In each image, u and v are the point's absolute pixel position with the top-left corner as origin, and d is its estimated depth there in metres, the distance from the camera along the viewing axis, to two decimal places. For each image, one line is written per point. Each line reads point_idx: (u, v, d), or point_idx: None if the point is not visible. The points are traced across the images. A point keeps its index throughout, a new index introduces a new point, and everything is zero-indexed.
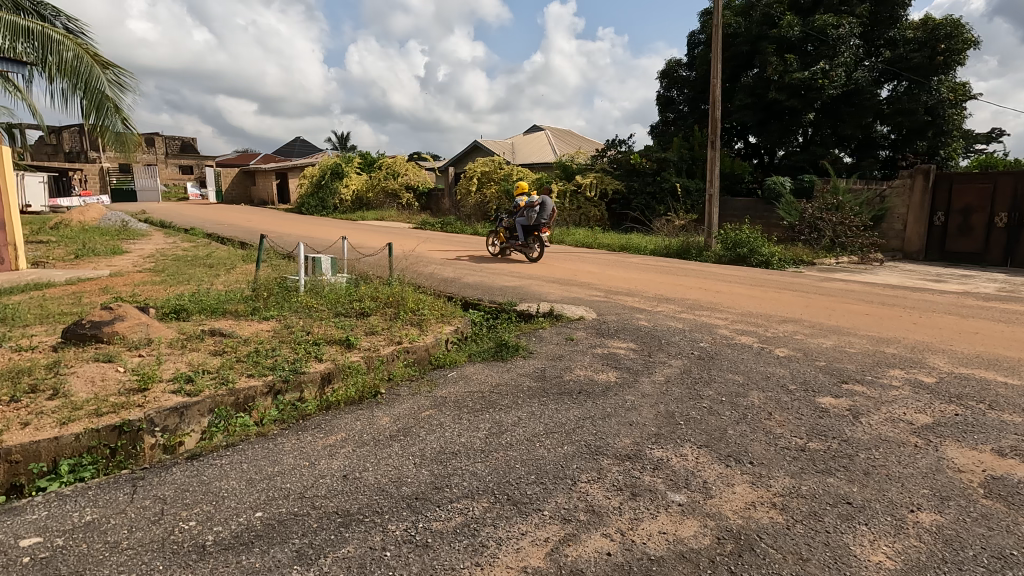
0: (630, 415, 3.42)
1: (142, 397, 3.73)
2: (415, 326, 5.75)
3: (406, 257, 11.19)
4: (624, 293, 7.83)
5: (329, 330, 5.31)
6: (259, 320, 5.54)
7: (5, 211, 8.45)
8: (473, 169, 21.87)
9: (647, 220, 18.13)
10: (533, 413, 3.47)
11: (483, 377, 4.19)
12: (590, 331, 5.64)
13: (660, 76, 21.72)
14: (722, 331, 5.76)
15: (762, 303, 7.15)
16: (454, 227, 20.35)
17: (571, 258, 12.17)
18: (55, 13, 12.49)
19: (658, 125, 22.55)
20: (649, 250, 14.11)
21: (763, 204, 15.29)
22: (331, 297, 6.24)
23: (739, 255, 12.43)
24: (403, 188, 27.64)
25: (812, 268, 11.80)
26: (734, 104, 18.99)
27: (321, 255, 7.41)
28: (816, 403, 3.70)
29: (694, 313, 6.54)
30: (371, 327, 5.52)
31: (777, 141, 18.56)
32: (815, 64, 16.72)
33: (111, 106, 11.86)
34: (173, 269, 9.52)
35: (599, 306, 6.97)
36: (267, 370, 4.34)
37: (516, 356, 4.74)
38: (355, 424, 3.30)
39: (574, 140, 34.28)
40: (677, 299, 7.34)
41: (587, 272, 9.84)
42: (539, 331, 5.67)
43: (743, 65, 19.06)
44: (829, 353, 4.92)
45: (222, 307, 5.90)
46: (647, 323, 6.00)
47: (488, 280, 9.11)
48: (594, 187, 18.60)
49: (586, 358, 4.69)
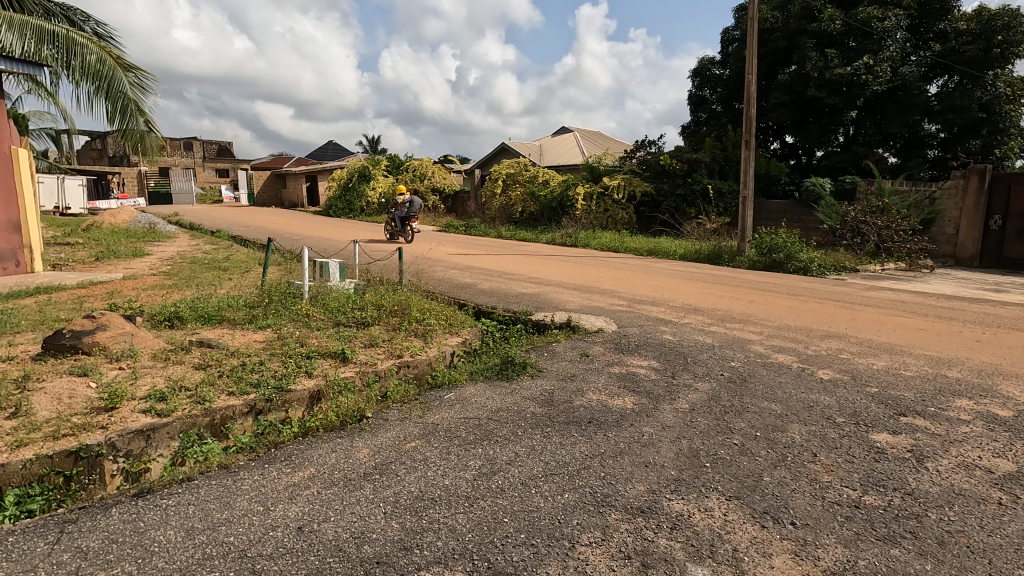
0: (646, 453, 2.92)
1: (109, 416, 3.42)
2: (418, 339, 5.35)
3: (422, 262, 10.83)
4: (648, 302, 7.27)
5: (324, 341, 4.94)
6: (253, 330, 5.21)
7: (19, 214, 8.39)
8: (498, 171, 21.49)
9: (677, 223, 17.41)
10: (533, 448, 3.00)
11: (483, 401, 3.74)
12: (608, 346, 5.12)
13: (691, 74, 20.98)
14: (756, 347, 5.17)
15: (802, 316, 6.50)
16: (477, 230, 19.99)
17: (596, 264, 11.62)
18: (84, 19, 12.67)
19: (690, 125, 21.76)
20: (678, 255, 13.45)
21: (801, 206, 14.45)
22: (332, 305, 5.88)
23: (775, 260, 11.68)
24: (429, 190, 27.46)
25: (855, 275, 10.99)
26: (770, 102, 18.12)
27: (328, 259, 7.05)
28: (869, 441, 3.13)
29: (725, 327, 5.95)
30: (371, 339, 5.12)
31: (816, 140, 17.62)
32: (858, 59, 15.77)
33: (135, 108, 11.93)
34: (186, 273, 9.33)
35: (620, 317, 6.44)
36: (249, 387, 3.99)
37: (524, 375, 4.27)
38: (329, 458, 2.89)
39: (603, 141, 33.60)
40: (707, 310, 6.74)
41: (609, 278, 9.33)
42: (552, 346, 5.19)
43: (780, 61, 18.18)
44: (881, 378, 4.29)
45: (220, 315, 5.59)
46: (673, 338, 5.45)
47: (506, 286, 8.67)
48: (621, 189, 17.98)
49: (601, 380, 4.18)
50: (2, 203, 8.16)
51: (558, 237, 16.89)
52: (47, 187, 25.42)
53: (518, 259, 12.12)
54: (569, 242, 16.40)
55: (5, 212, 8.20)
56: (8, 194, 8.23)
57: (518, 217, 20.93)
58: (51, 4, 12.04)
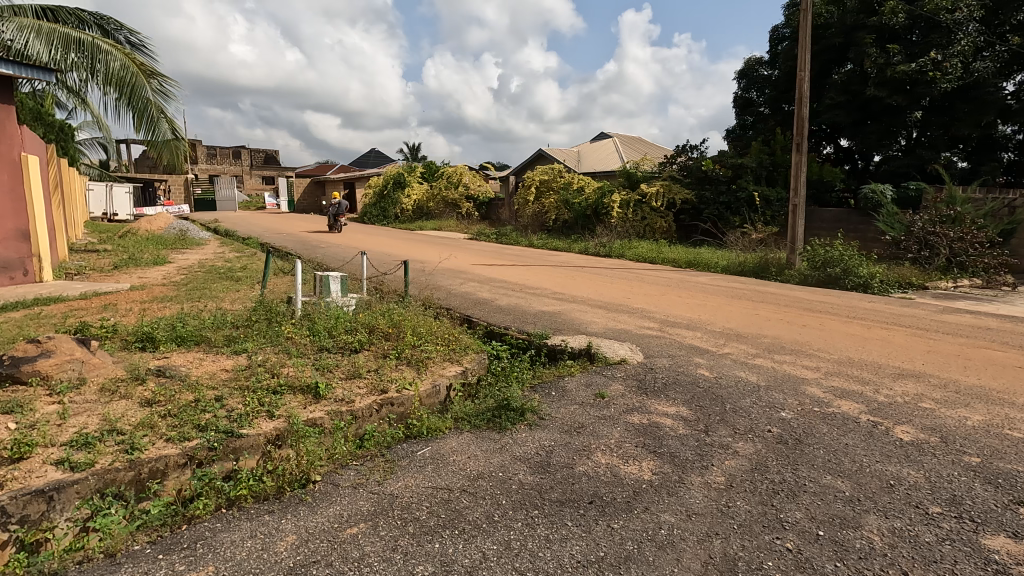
0: (660, 563, 2.14)
1: (11, 471, 2.85)
2: (410, 369, 4.67)
3: (441, 275, 10.20)
4: (682, 325, 6.39)
5: (298, 372, 4.31)
6: (226, 356, 4.65)
7: (29, 222, 8.21)
8: (531, 178, 20.82)
9: (720, 232, 16.27)
10: (508, 545, 2.25)
11: (462, 461, 3.01)
12: (629, 384, 4.30)
13: (738, 76, 19.87)
14: (812, 390, 4.25)
15: (866, 347, 5.50)
16: (509, 238, 19.32)
17: (629, 277, 10.75)
18: (117, 28, 12.73)
19: (736, 129, 20.57)
20: (720, 268, 12.40)
21: (859, 214, 13.20)
22: (320, 326, 5.25)
23: (830, 275, 10.53)
24: (463, 197, 27.05)
25: (924, 293, 9.76)
26: (823, 103, 16.81)
27: (330, 273, 6.44)
28: (981, 551, 2.23)
29: (775, 361, 5.01)
30: (354, 369, 4.48)
31: (874, 144, 16.25)
32: (923, 55, 14.38)
33: (157, 116, 11.79)
34: (196, 284, 9.00)
35: (648, 344, 5.59)
36: (194, 431, 3.39)
37: (520, 424, 3.50)
38: (238, 551, 2.23)
39: (643, 147, 32.53)
40: (752, 338, 5.80)
41: (641, 295, 8.48)
42: (562, 382, 4.41)
43: (835, 59, 16.79)
44: (983, 442, 3.30)
45: (197, 336, 5.09)
46: (709, 374, 4.57)
47: (526, 303, 7.94)
48: (660, 197, 16.95)
49: (614, 433, 3.37)
50: (11, 212, 7.96)
51: (592, 246, 16.02)
52: (97, 194, 26.31)
53: (545, 271, 11.37)
54: (603, 252, 15.52)
55: (14, 220, 8.01)
56: (16, 203, 8.04)
57: (551, 225, 20.13)
58: (85, 14, 12.11)
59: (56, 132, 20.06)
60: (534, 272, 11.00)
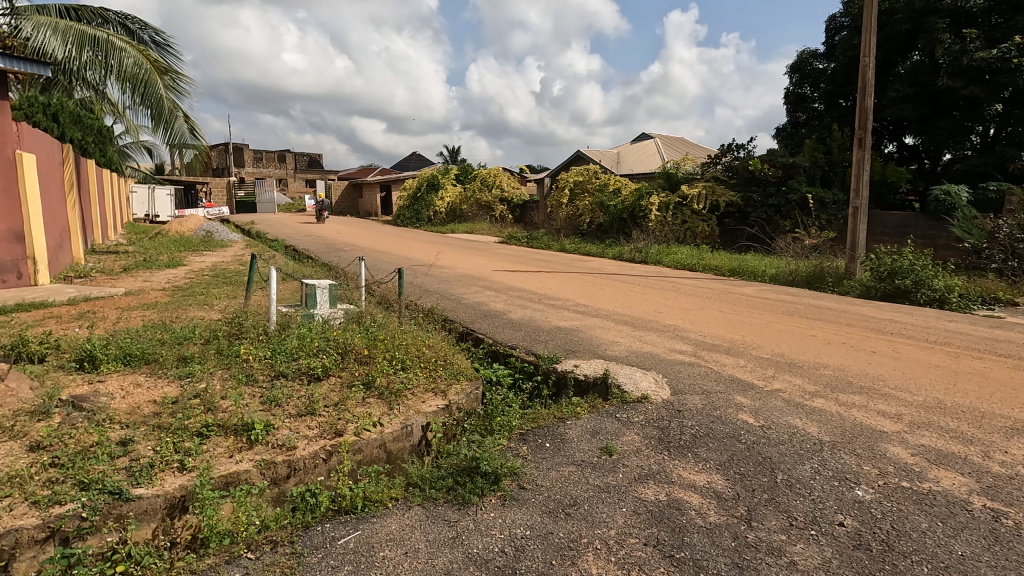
0: None
1: None
2: (380, 405, 3.83)
3: (455, 282, 9.38)
4: (721, 349, 5.33)
5: (236, 407, 3.52)
6: (168, 381, 3.94)
7: (23, 221, 7.85)
8: (565, 179, 19.85)
9: (768, 238, 14.86)
10: None
11: (392, 564, 2.15)
12: (648, 436, 3.32)
13: (790, 70, 18.40)
14: (895, 451, 3.18)
15: (958, 386, 4.34)
16: (539, 243, 18.40)
17: (664, 287, 9.65)
18: (142, 28, 12.61)
19: (788, 127, 19.05)
20: (768, 277, 11.14)
21: (927, 218, 11.70)
22: (285, 346, 4.48)
23: (898, 287, 9.18)
24: (496, 199, 26.30)
25: (1015, 311, 8.29)
26: (886, 97, 15.19)
27: (315, 281, 5.68)
28: None
29: (840, 405, 3.91)
30: (309, 403, 3.68)
31: (945, 141, 14.52)
32: (1006, 40, 12.69)
33: (170, 113, 11.54)
34: (194, 288, 8.50)
35: (678, 375, 4.56)
36: (73, 490, 2.64)
37: (490, 498, 2.60)
38: None
39: (687, 148, 31.06)
40: (808, 370, 4.68)
41: (676, 310, 7.39)
42: (561, 428, 3.48)
43: (901, 48, 15.14)
44: None
45: (147, 354, 4.42)
46: (754, 422, 3.54)
47: (543, 317, 7.02)
48: (702, 199, 15.70)
49: (616, 518, 2.44)
50: (4, 211, 7.60)
51: (626, 251, 14.92)
52: (139, 197, 27.02)
53: (571, 279, 10.43)
54: (639, 258, 14.39)
55: (8, 221, 7.65)
56: (10, 202, 7.67)
57: (586, 228, 19.05)
58: (108, 13, 11.97)
59: (97, 135, 20.45)
60: (559, 282, 10.01)
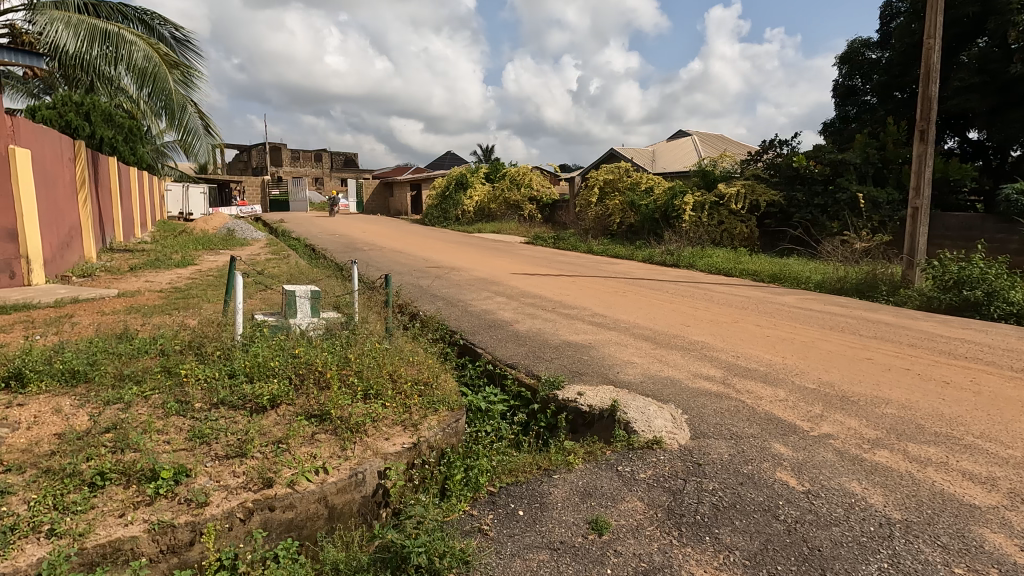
0: None
1: None
2: (331, 444, 3.15)
3: (465, 286, 8.69)
4: (757, 377, 4.47)
5: (148, 448, 2.89)
6: (89, 407, 3.37)
7: (15, 220, 7.55)
8: (595, 178, 18.97)
9: (813, 240, 13.65)
10: None
11: None
12: (654, 504, 2.55)
13: (839, 61, 17.05)
14: (995, 540, 2.31)
15: None
16: (566, 244, 17.60)
17: (695, 295, 8.74)
18: (161, 24, 12.45)
19: (836, 121, 17.68)
20: (813, 283, 10.06)
21: (997, 220, 10.41)
22: (237, 367, 3.84)
23: (965, 299, 8.02)
24: (525, 198, 25.56)
25: None
26: (949, 86, 13.78)
27: (297, 288, 5.07)
28: None
29: (911, 461, 3.02)
30: (239, 442, 3.03)
31: (1016, 134, 13.02)
32: None
33: (178, 108, 11.14)
34: (191, 290, 8.08)
35: (703, 411, 3.74)
36: None
37: None
38: None
39: (727, 146, 29.60)
40: (864, 409, 3.78)
41: (706, 324, 6.51)
42: (544, 486, 2.75)
43: (967, 33, 13.71)
44: None
45: (87, 370, 3.88)
46: (797, 486, 2.71)
47: (554, 328, 6.25)
48: (741, 198, 14.57)
49: None
50: None
51: (657, 253, 13.97)
52: (175, 197, 27.46)
53: (593, 284, 9.62)
54: (670, 260, 13.44)
55: None
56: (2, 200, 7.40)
57: (616, 229, 18.11)
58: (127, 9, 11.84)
59: (129, 135, 20.65)
60: (579, 288, 9.19)
